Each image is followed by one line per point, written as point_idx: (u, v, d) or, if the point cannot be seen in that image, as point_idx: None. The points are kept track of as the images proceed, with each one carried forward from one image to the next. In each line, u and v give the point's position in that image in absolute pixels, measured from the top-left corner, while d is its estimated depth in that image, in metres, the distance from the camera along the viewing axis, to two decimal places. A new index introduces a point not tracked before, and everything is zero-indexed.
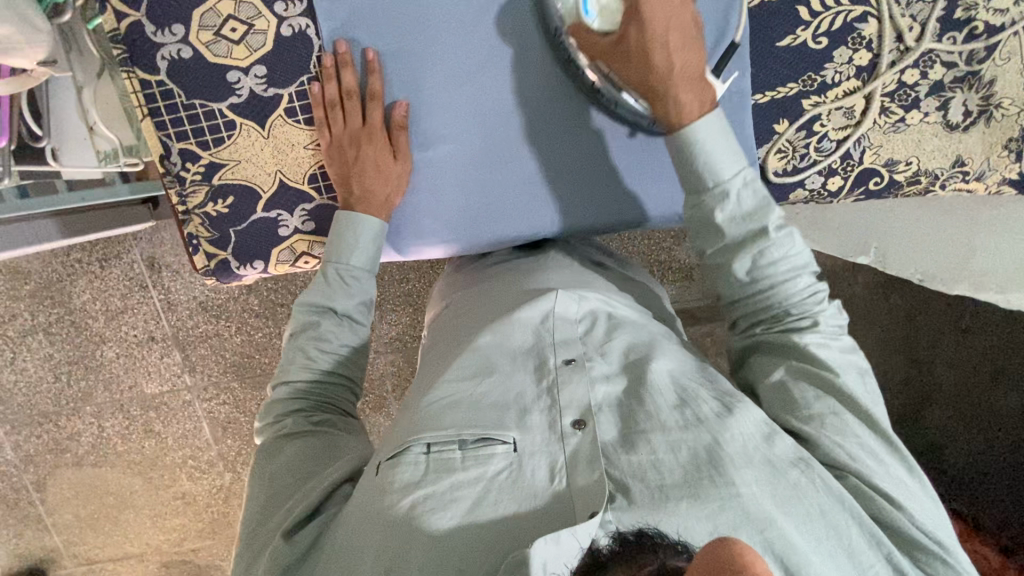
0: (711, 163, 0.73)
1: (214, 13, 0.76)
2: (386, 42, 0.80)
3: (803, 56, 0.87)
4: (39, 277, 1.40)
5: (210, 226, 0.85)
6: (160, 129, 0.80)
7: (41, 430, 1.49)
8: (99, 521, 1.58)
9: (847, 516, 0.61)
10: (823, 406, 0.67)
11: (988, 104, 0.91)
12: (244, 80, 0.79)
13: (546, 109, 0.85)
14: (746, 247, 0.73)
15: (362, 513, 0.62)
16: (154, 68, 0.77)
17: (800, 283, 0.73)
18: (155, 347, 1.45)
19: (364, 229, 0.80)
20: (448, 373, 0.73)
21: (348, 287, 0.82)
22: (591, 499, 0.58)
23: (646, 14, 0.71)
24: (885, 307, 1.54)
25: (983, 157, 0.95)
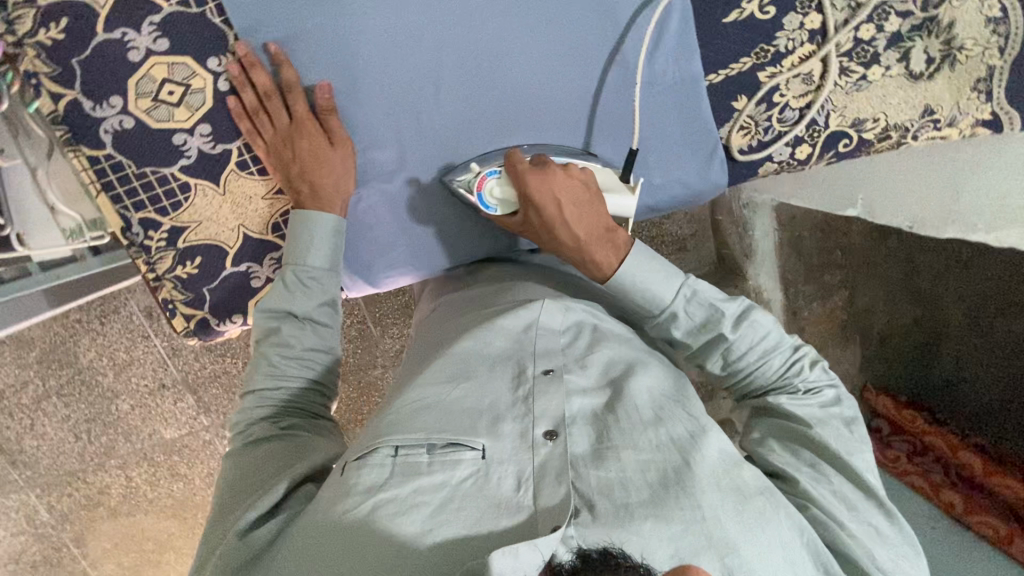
0: (658, 284, 0.78)
1: (149, 79, 0.75)
2: (334, 80, 0.77)
3: (753, 29, 0.84)
4: (43, 342, 1.41)
5: (183, 289, 0.85)
6: (116, 202, 0.80)
7: (72, 489, 1.51)
8: (143, 568, 1.61)
9: (805, 550, 0.62)
10: (798, 461, 0.70)
11: (949, 48, 0.89)
12: (190, 141, 0.78)
13: (494, 113, 0.83)
14: (713, 349, 0.79)
15: (318, 523, 0.60)
16: (99, 142, 0.77)
17: (774, 362, 0.77)
18: (167, 395, 1.48)
19: (318, 227, 0.78)
20: (422, 379, 0.74)
21: (307, 289, 0.80)
22: (555, 514, 0.58)
23: (538, 203, 0.76)
24: (883, 251, 1.54)
25: (952, 102, 0.93)
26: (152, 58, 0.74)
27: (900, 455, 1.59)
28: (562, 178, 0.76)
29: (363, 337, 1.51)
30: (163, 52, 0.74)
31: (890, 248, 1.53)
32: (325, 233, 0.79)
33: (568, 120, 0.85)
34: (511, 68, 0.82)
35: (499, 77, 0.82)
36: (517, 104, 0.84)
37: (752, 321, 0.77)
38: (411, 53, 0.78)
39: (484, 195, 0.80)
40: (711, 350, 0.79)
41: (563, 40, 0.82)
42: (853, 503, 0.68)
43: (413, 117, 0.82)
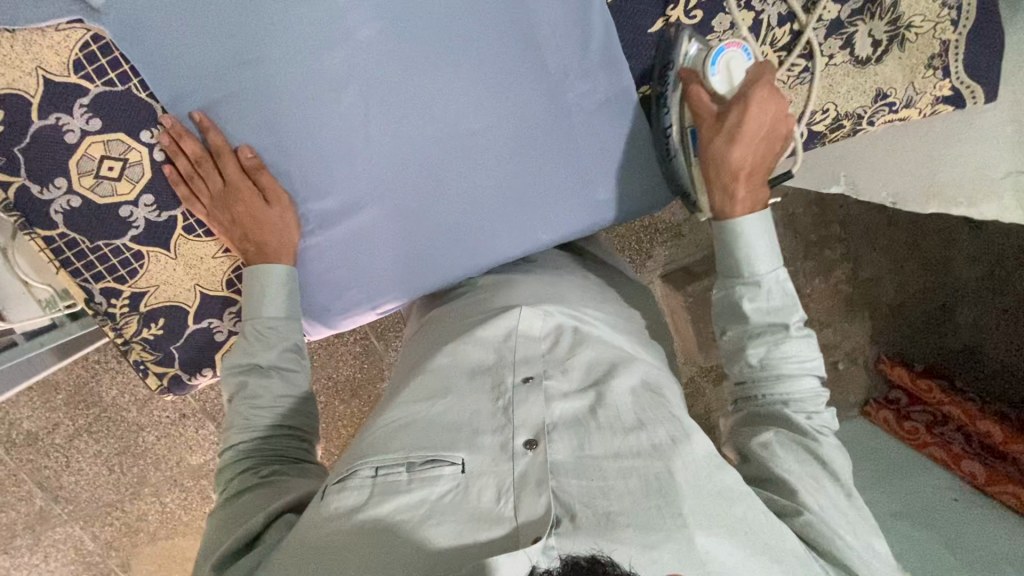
0: (752, 254, 0.76)
1: (88, 158, 0.78)
2: (272, 139, 0.79)
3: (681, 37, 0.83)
4: (69, 384, 1.54)
5: (152, 348, 0.89)
6: (77, 276, 0.83)
7: (112, 517, 1.64)
8: None
9: (789, 553, 0.62)
10: (802, 471, 0.68)
11: (897, 28, 0.85)
12: (137, 212, 0.81)
13: (438, 147, 0.83)
14: (761, 337, 0.75)
15: (305, 544, 0.61)
16: (51, 223, 0.80)
17: (804, 381, 0.74)
18: (188, 424, 1.61)
19: (271, 276, 0.81)
20: (402, 398, 0.75)
21: (267, 340, 0.81)
22: (537, 524, 0.59)
23: (751, 106, 0.76)
24: (885, 219, 1.53)
25: (906, 83, 0.89)
26: (88, 138, 0.77)
27: (919, 427, 1.49)
28: (782, 114, 0.77)
29: (367, 353, 1.54)
30: (98, 131, 0.77)
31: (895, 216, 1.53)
32: (280, 285, 0.82)
33: (510, 134, 0.84)
34: (447, 108, 0.81)
35: (441, 115, 0.81)
36: (461, 140, 0.83)
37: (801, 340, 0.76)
38: (349, 106, 0.79)
39: (722, 58, 0.79)
40: (761, 338, 0.75)
41: (499, 76, 0.81)
42: (848, 519, 0.67)
43: (359, 164, 0.82)
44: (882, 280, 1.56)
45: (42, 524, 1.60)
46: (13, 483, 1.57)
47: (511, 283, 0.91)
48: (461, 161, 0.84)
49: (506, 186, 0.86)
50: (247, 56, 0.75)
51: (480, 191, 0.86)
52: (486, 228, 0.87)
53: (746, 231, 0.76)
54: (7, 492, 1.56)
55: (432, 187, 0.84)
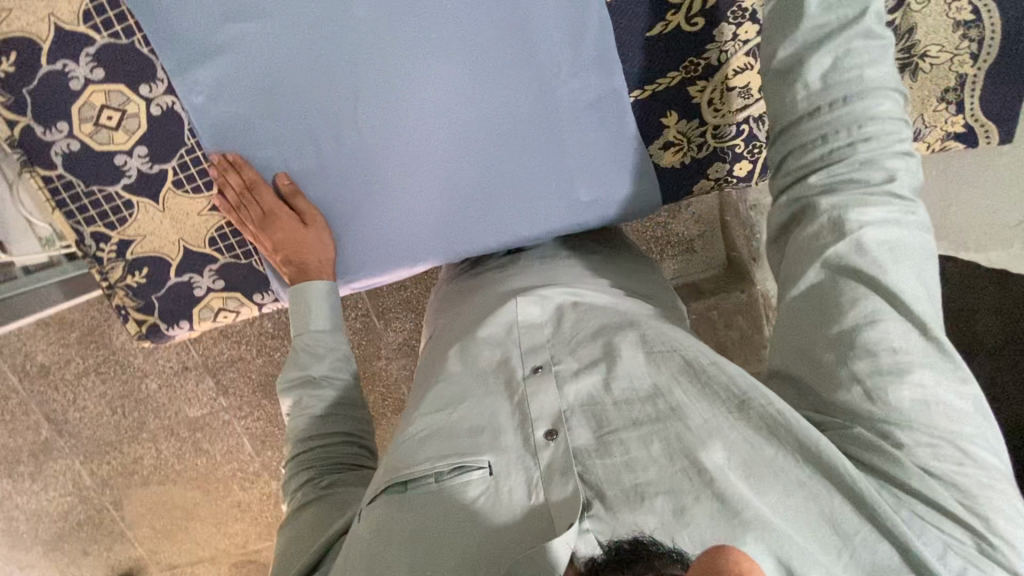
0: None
1: (90, 105, 0.81)
2: (299, 122, 0.82)
3: (679, 42, 0.80)
4: (82, 324, 1.61)
5: (134, 296, 0.92)
6: (69, 217, 0.87)
7: (110, 457, 1.72)
8: (173, 531, 1.82)
9: (830, 484, 0.57)
10: (853, 291, 0.58)
11: (910, 56, 0.81)
12: (130, 162, 0.84)
13: (456, 131, 0.84)
14: (827, 54, 0.64)
15: (360, 548, 0.65)
16: (50, 164, 0.84)
17: (878, 109, 0.62)
18: (189, 376, 1.66)
19: (314, 294, 0.85)
20: (421, 408, 0.74)
21: (319, 353, 0.86)
22: (569, 512, 0.60)
23: None
24: None
25: (916, 114, 0.85)
26: (91, 86, 0.80)
27: None
28: None
29: (367, 329, 1.56)
30: (100, 80, 0.80)
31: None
32: (324, 296, 0.86)
33: (518, 117, 0.83)
34: (473, 97, 0.82)
35: (472, 100, 0.82)
36: (488, 123, 0.83)
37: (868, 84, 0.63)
38: (381, 91, 0.81)
39: None
40: (824, 52, 0.64)
41: (522, 68, 0.81)
42: (913, 373, 0.56)
43: (396, 146, 0.84)
44: None
45: (45, 454, 1.71)
46: (23, 411, 1.67)
47: (521, 268, 0.91)
48: (483, 143, 0.84)
49: (529, 174, 0.86)
50: (251, 22, 0.78)
51: (510, 178, 0.86)
52: (516, 202, 0.87)
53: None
54: (17, 420, 1.68)
55: (466, 167, 0.85)
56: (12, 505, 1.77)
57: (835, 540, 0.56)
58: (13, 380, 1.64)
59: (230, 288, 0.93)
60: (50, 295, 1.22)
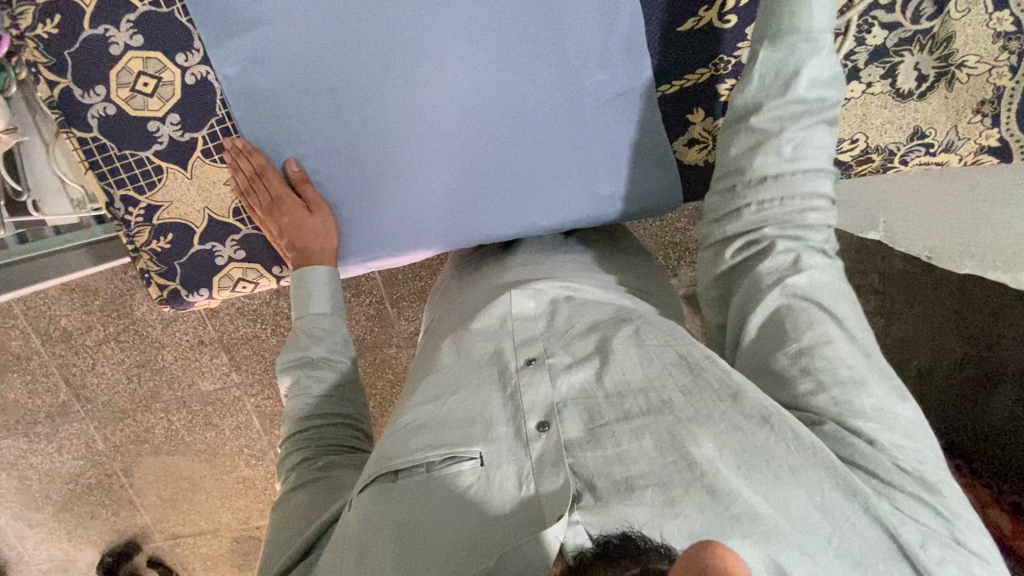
0: (814, 11, 0.70)
1: (128, 71, 0.83)
2: (319, 99, 0.84)
3: (711, 39, 0.80)
4: (106, 292, 1.64)
5: (158, 260, 0.94)
6: (102, 179, 0.89)
7: (123, 424, 1.77)
8: (179, 502, 1.88)
9: (820, 470, 0.57)
10: (817, 327, 0.63)
11: (947, 65, 0.80)
12: (163, 129, 0.86)
13: (470, 118, 0.84)
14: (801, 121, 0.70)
15: (351, 537, 0.64)
16: (87, 126, 0.86)
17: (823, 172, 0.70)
18: (205, 350, 1.69)
19: (316, 278, 0.88)
20: (412, 400, 0.74)
21: (319, 335, 0.87)
22: (559, 501, 0.59)
23: None
24: (929, 282, 1.45)
25: (949, 125, 0.83)
26: (130, 52, 0.82)
27: None
28: None
29: (380, 316, 1.57)
30: (139, 47, 0.82)
31: (938, 280, 1.45)
32: (326, 280, 0.89)
33: (534, 104, 0.83)
34: (493, 85, 0.82)
35: (484, 91, 0.83)
36: (508, 113, 0.84)
37: (813, 170, 0.70)
38: (404, 72, 0.82)
39: None
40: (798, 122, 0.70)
41: (543, 56, 0.81)
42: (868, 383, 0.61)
43: (414, 129, 0.85)
44: (919, 345, 1.48)
45: (61, 417, 1.75)
46: (43, 373, 1.71)
47: (519, 261, 0.91)
48: (497, 132, 0.85)
49: (544, 165, 0.86)
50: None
51: (524, 169, 0.87)
52: (529, 193, 0.88)
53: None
54: (37, 380, 1.72)
55: (480, 157, 0.86)
56: (26, 464, 1.82)
57: (826, 530, 0.55)
58: (37, 342, 1.68)
59: (251, 260, 0.96)
60: (78, 260, 1.26)
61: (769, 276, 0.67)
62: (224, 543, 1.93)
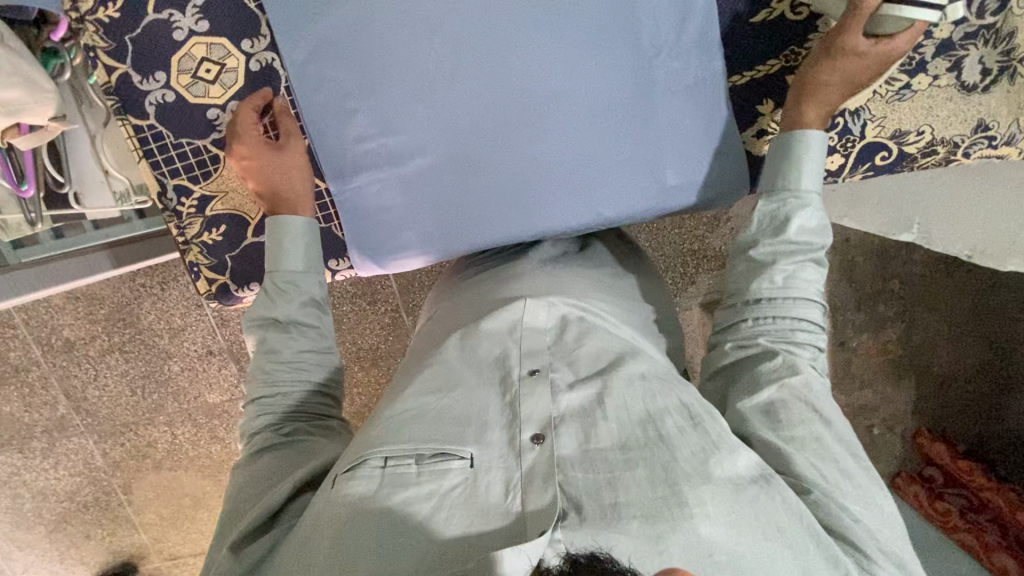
0: (803, 169, 0.75)
1: (190, 57, 0.82)
2: (359, 83, 0.82)
3: (779, 31, 0.81)
4: (112, 301, 1.59)
5: (208, 253, 0.92)
6: (155, 169, 0.87)
7: (124, 438, 1.70)
8: (179, 519, 1.81)
9: (807, 530, 0.59)
10: (805, 435, 0.66)
11: (1009, 60, 0.80)
12: (223, 116, 0.85)
13: (483, 122, 0.84)
14: (795, 256, 0.73)
15: (324, 525, 0.61)
16: (143, 113, 0.84)
17: (812, 309, 0.73)
18: (214, 360, 1.65)
19: (294, 231, 0.81)
20: (410, 389, 0.73)
21: (286, 293, 0.79)
22: (544, 519, 0.58)
23: None
24: (948, 284, 1.44)
25: (1011, 119, 0.83)
26: (194, 38, 0.81)
27: (953, 510, 1.38)
28: None
29: (394, 326, 1.53)
30: (204, 33, 0.81)
31: (958, 283, 1.44)
32: (302, 232, 0.81)
33: (555, 108, 0.83)
34: (536, 70, 0.82)
35: (500, 94, 0.83)
36: (551, 100, 0.83)
37: (802, 299, 0.73)
38: (448, 53, 0.81)
39: None
40: (790, 256, 0.74)
41: (592, 41, 0.81)
42: (859, 484, 0.64)
43: (443, 115, 0.84)
44: (937, 348, 1.48)
45: (59, 432, 1.67)
46: (42, 385, 1.64)
47: (528, 272, 0.90)
48: (509, 138, 0.85)
49: (583, 158, 0.85)
50: None
51: (558, 162, 0.86)
52: (537, 201, 0.87)
53: (809, 140, 0.76)
54: (36, 394, 1.64)
55: (487, 163, 0.86)
56: (18, 481, 1.72)
57: None
58: (36, 353, 1.61)
59: None
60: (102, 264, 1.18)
61: (767, 373, 0.70)
62: None
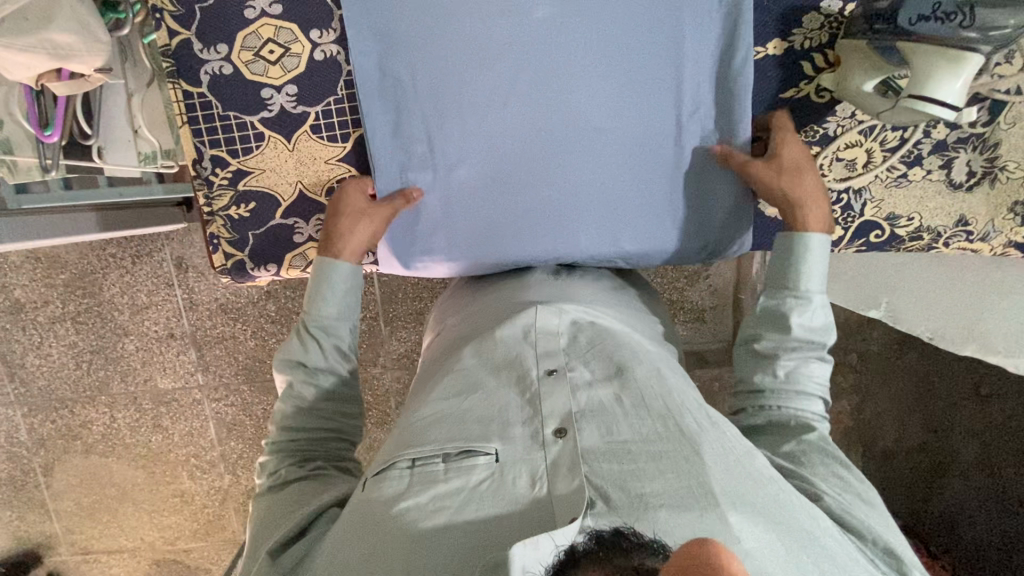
0: (806, 271, 0.81)
1: (256, 36, 0.83)
2: (408, 78, 0.85)
3: (806, 109, 0.90)
4: (75, 268, 1.51)
5: (231, 227, 0.91)
6: (196, 136, 0.87)
7: (57, 416, 1.59)
8: (98, 512, 1.68)
9: (826, 529, 0.63)
10: (827, 470, 0.72)
11: (992, 166, 0.91)
12: (276, 97, 0.86)
13: (524, 135, 0.88)
14: (799, 351, 0.79)
15: (355, 524, 0.63)
16: (197, 80, 0.85)
17: (813, 398, 0.78)
18: (173, 345, 1.55)
19: (336, 278, 0.84)
20: (433, 394, 0.76)
21: (321, 337, 0.83)
22: (572, 505, 0.59)
23: None
24: (899, 365, 1.45)
25: (987, 218, 0.94)
26: (264, 18, 0.83)
27: None
28: None
29: (372, 333, 1.48)
30: (276, 16, 0.83)
31: (908, 363, 1.44)
32: (344, 278, 0.84)
33: (592, 128, 0.88)
34: (577, 99, 0.87)
35: (541, 110, 0.87)
36: (590, 122, 0.88)
37: (805, 392, 0.78)
38: (495, 67, 0.85)
39: None
40: (793, 351, 0.79)
41: (629, 77, 0.87)
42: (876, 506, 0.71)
43: (488, 133, 0.88)
44: (883, 425, 1.48)
45: None
46: None
47: (536, 282, 0.92)
48: (549, 152, 0.89)
49: (618, 183, 0.90)
50: None
51: (597, 183, 0.90)
52: (571, 217, 0.91)
53: (811, 246, 0.81)
54: None
55: (526, 176, 0.89)
56: None
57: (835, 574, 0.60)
58: None
59: None
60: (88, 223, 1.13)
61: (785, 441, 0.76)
62: (142, 566, 1.73)
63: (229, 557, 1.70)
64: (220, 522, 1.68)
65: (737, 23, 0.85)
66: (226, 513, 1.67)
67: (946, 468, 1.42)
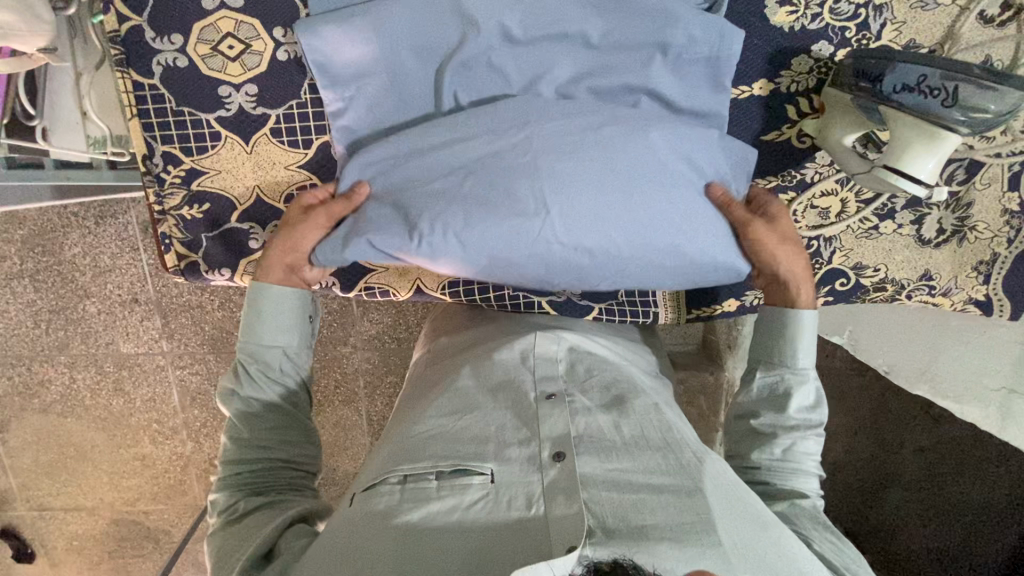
0: (798, 347, 0.80)
1: (214, 29, 0.78)
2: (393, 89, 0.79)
3: (786, 153, 0.88)
4: (34, 223, 1.42)
5: (185, 228, 0.89)
6: (147, 130, 0.83)
7: (13, 372, 1.55)
8: (56, 469, 1.66)
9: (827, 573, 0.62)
10: (820, 534, 0.71)
11: (962, 225, 0.91)
12: (234, 96, 0.82)
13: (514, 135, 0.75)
14: (795, 427, 0.78)
15: (340, 538, 0.62)
16: (149, 72, 0.80)
17: (807, 476, 0.77)
18: (136, 310, 1.48)
19: (270, 300, 0.81)
20: (430, 411, 0.75)
21: (261, 365, 0.81)
22: (570, 534, 0.57)
23: None
24: (859, 382, 1.46)
25: (951, 275, 0.95)
26: (224, 11, 0.78)
27: None
28: None
29: (343, 313, 1.44)
30: (236, 9, 0.77)
31: (867, 382, 1.45)
32: (277, 302, 0.81)
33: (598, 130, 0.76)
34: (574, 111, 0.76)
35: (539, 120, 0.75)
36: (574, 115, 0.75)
37: (803, 473, 0.77)
38: (463, 73, 0.78)
39: None
40: (792, 429, 0.78)
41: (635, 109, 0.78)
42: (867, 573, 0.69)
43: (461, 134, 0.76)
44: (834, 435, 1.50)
45: None
46: None
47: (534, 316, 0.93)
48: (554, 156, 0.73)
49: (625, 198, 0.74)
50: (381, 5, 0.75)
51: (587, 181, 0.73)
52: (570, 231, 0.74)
53: (806, 322, 0.81)
54: None
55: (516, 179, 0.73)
56: None
57: None
58: None
59: None
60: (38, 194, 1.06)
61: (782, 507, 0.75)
62: (100, 524, 1.72)
63: (190, 520, 1.71)
64: (182, 487, 1.67)
65: (712, 69, 0.79)
66: (188, 478, 1.66)
67: (891, 483, 1.45)
